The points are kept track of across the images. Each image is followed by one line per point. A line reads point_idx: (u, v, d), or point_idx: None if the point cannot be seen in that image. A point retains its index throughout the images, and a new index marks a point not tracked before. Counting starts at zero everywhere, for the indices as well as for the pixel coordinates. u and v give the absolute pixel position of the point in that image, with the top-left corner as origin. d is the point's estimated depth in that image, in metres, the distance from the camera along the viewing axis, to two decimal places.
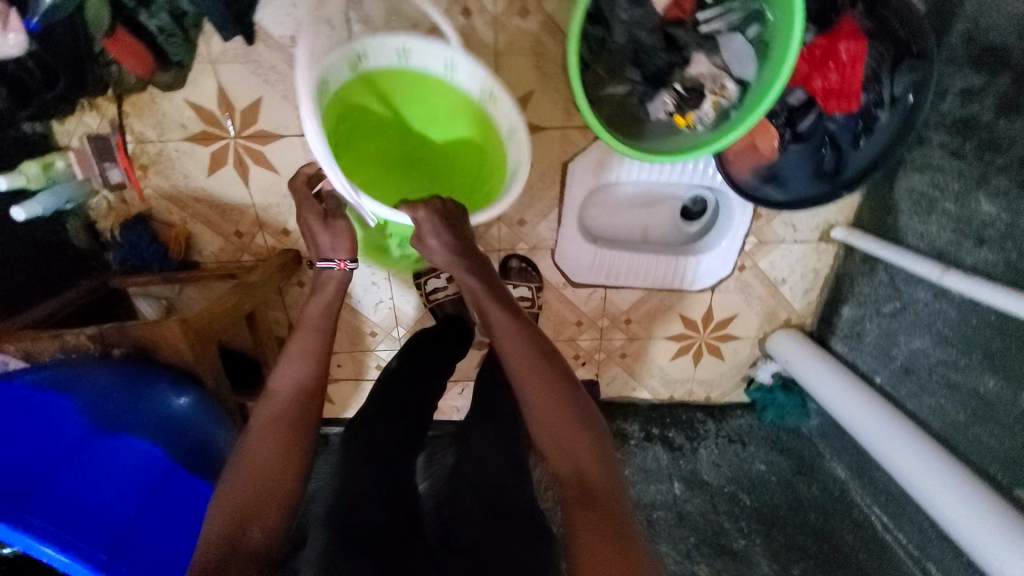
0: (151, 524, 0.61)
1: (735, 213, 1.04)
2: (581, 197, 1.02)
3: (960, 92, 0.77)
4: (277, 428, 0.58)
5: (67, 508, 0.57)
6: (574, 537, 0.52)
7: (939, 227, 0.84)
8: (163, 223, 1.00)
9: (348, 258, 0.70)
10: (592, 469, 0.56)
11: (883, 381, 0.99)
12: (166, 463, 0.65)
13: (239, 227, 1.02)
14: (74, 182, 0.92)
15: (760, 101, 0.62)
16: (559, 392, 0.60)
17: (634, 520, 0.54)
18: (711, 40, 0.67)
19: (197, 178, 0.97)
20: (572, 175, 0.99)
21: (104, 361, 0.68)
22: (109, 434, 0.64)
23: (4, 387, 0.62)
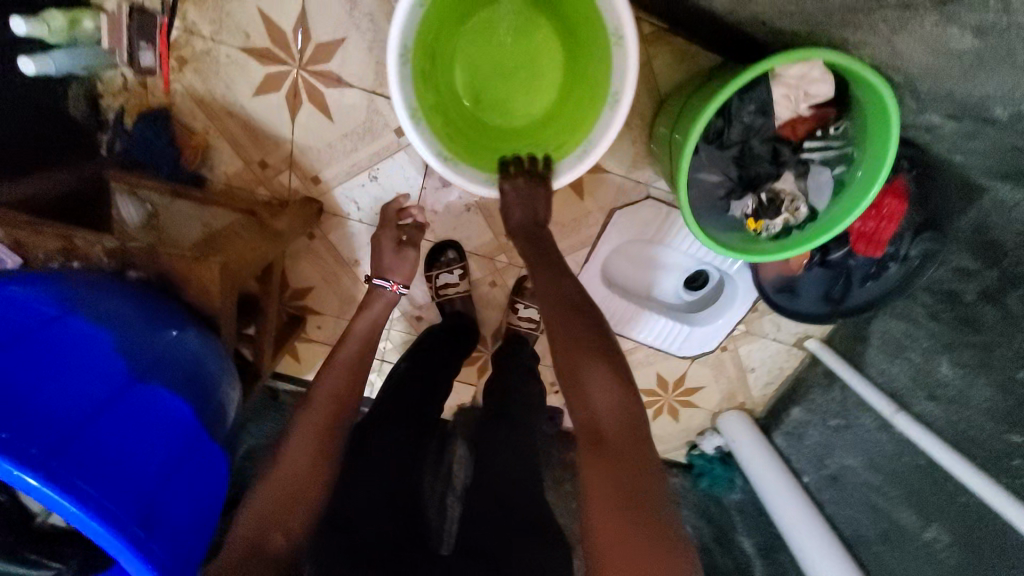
0: (180, 495, 0.51)
1: (738, 296, 1.09)
2: (614, 243, 1.05)
3: (957, 268, 0.86)
4: (312, 434, 0.60)
5: (104, 468, 0.46)
6: (583, 478, 0.50)
7: (899, 370, 0.96)
8: (184, 126, 0.89)
9: (401, 284, 0.81)
10: (606, 416, 0.51)
11: (809, 481, 1.13)
12: (194, 426, 0.55)
13: (266, 157, 0.93)
14: (97, 50, 0.80)
15: (823, 234, 0.70)
16: (585, 340, 0.56)
17: (647, 473, 0.48)
18: (803, 165, 0.72)
19: (240, 92, 0.88)
20: (614, 221, 1.02)
21: (121, 287, 0.59)
22: (142, 385, 0.52)
23: (24, 309, 0.51)
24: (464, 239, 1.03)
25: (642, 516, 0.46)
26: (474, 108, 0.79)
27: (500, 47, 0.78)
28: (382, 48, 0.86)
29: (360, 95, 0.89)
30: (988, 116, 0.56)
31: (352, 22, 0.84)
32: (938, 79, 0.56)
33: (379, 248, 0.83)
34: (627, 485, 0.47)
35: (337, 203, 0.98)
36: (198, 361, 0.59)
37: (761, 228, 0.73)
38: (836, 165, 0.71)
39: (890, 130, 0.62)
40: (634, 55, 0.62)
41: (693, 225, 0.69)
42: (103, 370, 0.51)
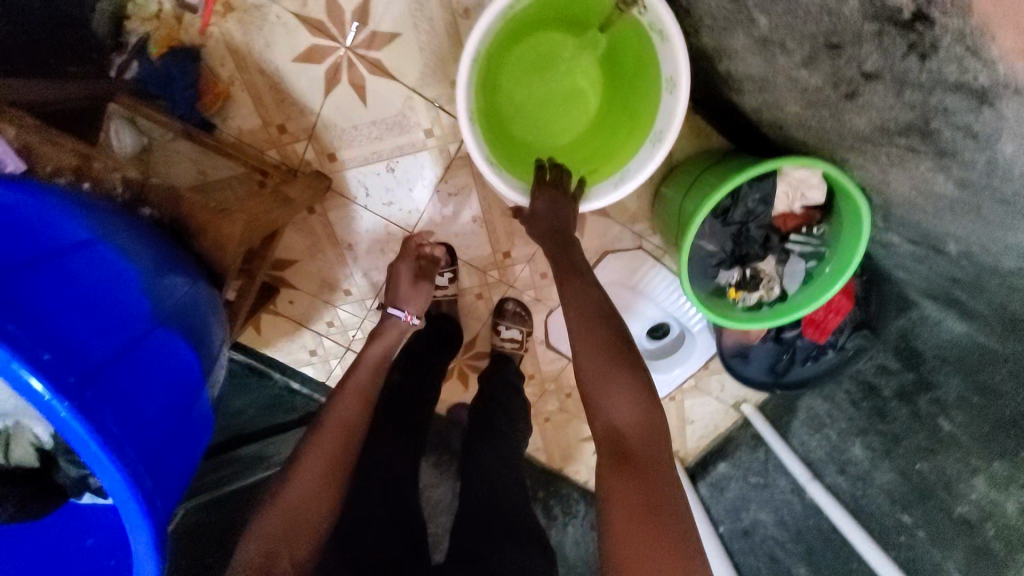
0: (178, 453, 0.51)
1: (695, 352, 1.18)
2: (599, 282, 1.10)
3: (879, 364, 1.01)
4: (322, 462, 0.62)
5: (129, 414, 0.44)
6: (607, 489, 0.55)
7: (817, 444, 1.09)
8: (209, 69, 0.86)
9: (415, 314, 0.85)
10: (630, 426, 0.57)
11: (724, 531, 1.20)
12: (195, 380, 0.54)
13: (287, 122, 0.91)
14: None
15: (789, 316, 0.81)
16: (612, 352, 0.61)
17: (670, 480, 0.55)
18: (784, 253, 0.82)
19: (279, 53, 0.87)
20: (604, 262, 1.08)
21: (135, 224, 0.56)
22: (160, 330, 0.51)
23: (55, 227, 0.46)
24: (461, 247, 1.06)
25: (668, 525, 0.51)
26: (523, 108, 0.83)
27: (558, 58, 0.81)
28: (433, 51, 0.89)
29: (401, 89, 0.91)
30: (937, 248, 0.68)
31: (411, 19, 0.86)
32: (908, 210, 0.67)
33: (396, 277, 0.87)
34: (651, 496, 0.53)
35: (347, 184, 0.98)
36: (202, 316, 0.57)
37: (740, 298, 0.82)
38: (810, 258, 0.82)
39: (861, 239, 0.73)
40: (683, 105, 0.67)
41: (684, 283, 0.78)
42: (123, 306, 0.48)
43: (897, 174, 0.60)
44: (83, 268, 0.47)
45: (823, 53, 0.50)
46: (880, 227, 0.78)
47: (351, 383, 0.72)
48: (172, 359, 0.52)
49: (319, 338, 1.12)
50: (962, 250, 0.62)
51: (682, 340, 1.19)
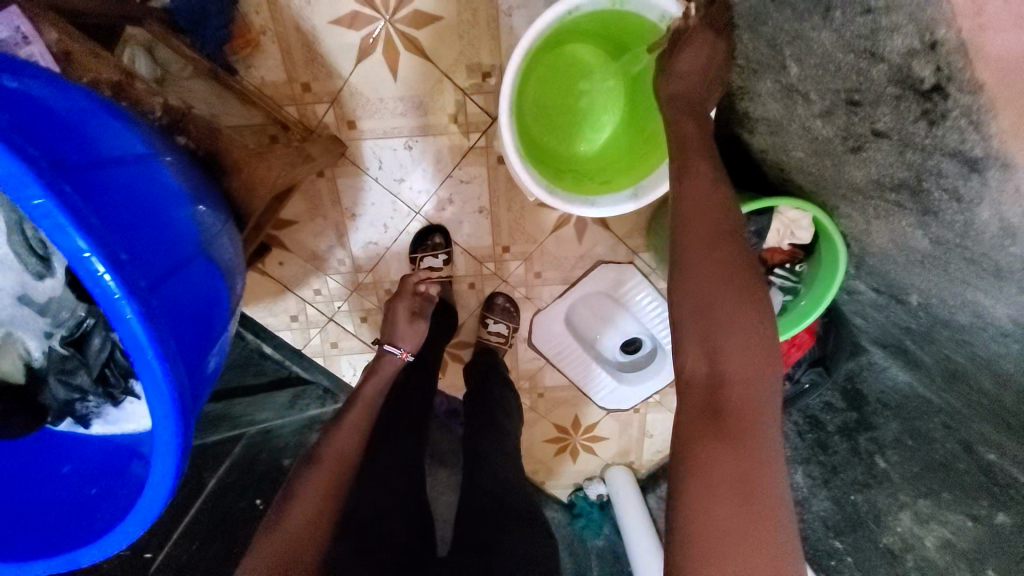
0: (200, 380, 0.51)
1: (664, 368, 1.16)
2: (586, 290, 1.15)
3: None
4: (312, 502, 0.68)
5: (174, 323, 0.45)
6: (694, 436, 0.54)
7: None
8: (242, 15, 0.85)
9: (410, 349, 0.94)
10: (735, 366, 0.55)
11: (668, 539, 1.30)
12: (223, 314, 0.55)
13: (313, 83, 0.91)
14: None
15: None
16: (729, 281, 0.56)
17: (769, 424, 0.55)
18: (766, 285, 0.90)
19: (318, 14, 0.87)
20: (595, 271, 1.13)
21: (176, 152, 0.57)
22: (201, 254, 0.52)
23: (112, 133, 0.47)
24: (463, 236, 1.08)
25: (751, 478, 0.51)
26: (551, 116, 0.86)
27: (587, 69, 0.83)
28: (471, 41, 0.91)
29: (433, 72, 0.92)
30: (900, 298, 0.76)
31: (455, 6, 0.88)
32: (882, 262, 0.74)
33: (395, 313, 0.96)
34: (739, 439, 0.52)
35: (361, 155, 0.98)
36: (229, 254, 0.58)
37: None
38: (787, 291, 0.90)
39: (836, 281, 0.80)
40: None
41: None
42: (180, 230, 0.50)
43: (878, 227, 0.68)
44: (147, 183, 0.48)
45: (840, 109, 0.56)
46: (851, 275, 0.87)
47: (346, 422, 0.78)
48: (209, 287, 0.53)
49: (302, 304, 1.10)
50: (924, 303, 0.70)
51: (653, 355, 1.19)
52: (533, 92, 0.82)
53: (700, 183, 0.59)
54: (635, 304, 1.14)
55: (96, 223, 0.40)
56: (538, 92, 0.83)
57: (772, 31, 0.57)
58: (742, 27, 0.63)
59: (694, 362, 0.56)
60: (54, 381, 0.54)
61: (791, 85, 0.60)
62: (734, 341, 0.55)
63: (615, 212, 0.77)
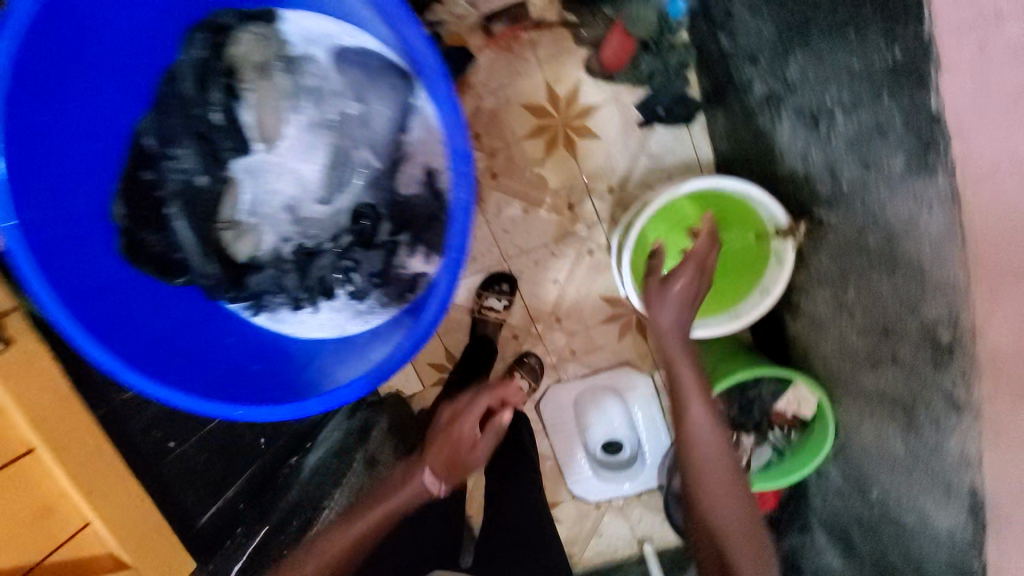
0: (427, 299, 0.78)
1: (639, 476, 1.30)
2: (603, 380, 1.28)
3: None
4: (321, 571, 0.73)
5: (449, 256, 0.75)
6: (699, 543, 0.82)
7: None
8: (462, 70, 1.09)
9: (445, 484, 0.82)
10: (723, 520, 0.80)
11: None
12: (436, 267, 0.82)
13: (483, 135, 1.13)
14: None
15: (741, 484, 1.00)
16: (720, 451, 0.83)
17: (761, 555, 0.78)
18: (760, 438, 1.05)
19: (514, 94, 1.12)
20: (616, 369, 1.27)
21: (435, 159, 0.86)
22: None
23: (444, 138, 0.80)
24: (529, 294, 1.24)
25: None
26: (670, 245, 1.03)
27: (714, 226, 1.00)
28: (609, 160, 1.15)
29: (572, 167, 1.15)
30: (862, 489, 0.94)
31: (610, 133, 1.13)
32: (861, 458, 0.92)
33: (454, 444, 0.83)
34: (727, 560, 0.77)
35: (487, 199, 1.17)
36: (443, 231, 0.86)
37: None
38: (774, 450, 1.04)
39: (816, 458, 0.94)
40: (760, 305, 0.91)
41: None
42: None
43: (868, 426, 0.87)
44: None
45: (875, 333, 0.76)
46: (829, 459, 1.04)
47: (391, 497, 0.80)
48: None
49: None
50: (881, 498, 0.88)
51: (633, 461, 1.31)
52: (663, 222, 1.01)
53: (692, 375, 0.86)
54: (637, 411, 1.28)
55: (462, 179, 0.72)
56: (667, 224, 1.01)
57: (847, 265, 0.78)
58: (823, 251, 0.83)
59: (700, 510, 0.82)
60: (266, 269, 0.86)
61: (847, 302, 0.81)
62: (712, 492, 0.81)
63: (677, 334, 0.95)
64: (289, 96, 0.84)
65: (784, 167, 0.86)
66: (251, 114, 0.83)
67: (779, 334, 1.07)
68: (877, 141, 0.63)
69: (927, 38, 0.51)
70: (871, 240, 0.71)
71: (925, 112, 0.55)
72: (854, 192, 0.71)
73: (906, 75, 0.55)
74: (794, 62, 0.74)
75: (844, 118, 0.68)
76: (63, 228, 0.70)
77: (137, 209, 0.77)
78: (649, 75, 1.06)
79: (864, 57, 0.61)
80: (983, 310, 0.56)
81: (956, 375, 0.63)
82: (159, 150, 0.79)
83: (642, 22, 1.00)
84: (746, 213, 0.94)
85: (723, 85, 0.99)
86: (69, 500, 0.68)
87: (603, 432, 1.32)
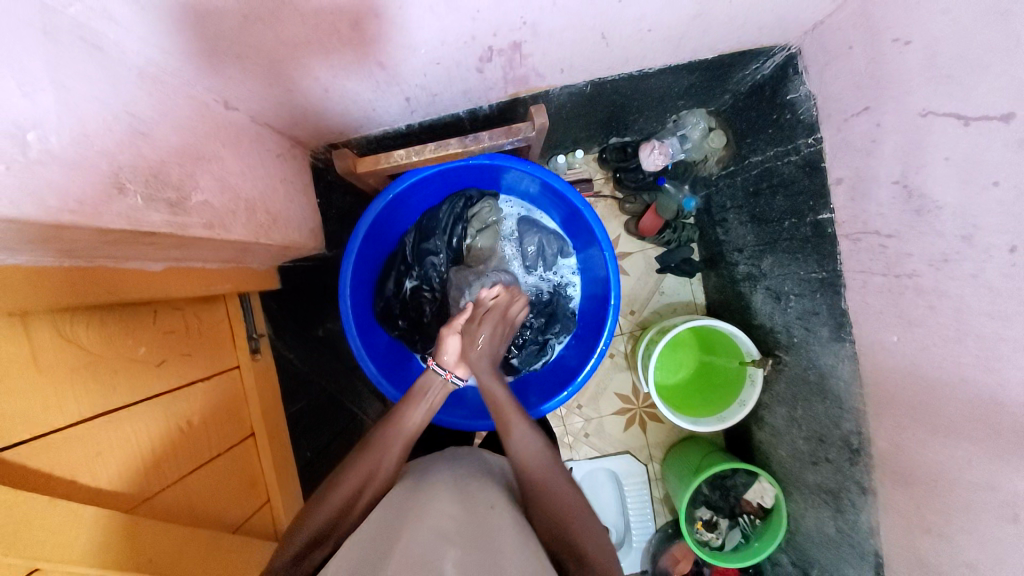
0: (586, 359, 1.04)
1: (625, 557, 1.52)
2: (603, 465, 1.54)
3: None
4: (362, 474, 0.77)
5: (600, 326, 1.04)
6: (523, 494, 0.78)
7: None
8: None
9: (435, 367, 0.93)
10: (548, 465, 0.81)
11: None
12: (588, 338, 1.09)
13: None
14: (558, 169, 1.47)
15: (714, 556, 1.30)
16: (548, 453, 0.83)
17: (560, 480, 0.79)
18: (731, 523, 1.35)
19: None
20: (617, 457, 1.54)
21: (567, 264, 1.18)
22: (596, 305, 1.09)
23: (580, 248, 1.13)
24: None
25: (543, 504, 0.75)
26: (671, 358, 1.45)
27: (710, 351, 1.42)
28: (632, 293, 1.56)
29: None
30: (806, 571, 1.24)
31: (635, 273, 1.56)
32: (804, 540, 1.23)
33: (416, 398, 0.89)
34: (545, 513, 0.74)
35: None
36: (584, 314, 1.14)
37: (699, 529, 1.36)
38: (743, 535, 1.34)
39: (773, 540, 1.23)
40: (737, 415, 1.28)
41: (685, 496, 1.31)
42: (596, 292, 1.10)
43: (809, 515, 1.19)
44: (591, 261, 1.09)
45: (815, 441, 1.13)
46: (779, 548, 1.34)
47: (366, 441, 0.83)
48: (592, 322, 1.09)
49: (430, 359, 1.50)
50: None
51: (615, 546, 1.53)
52: (674, 344, 1.44)
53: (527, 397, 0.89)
54: (630, 496, 1.54)
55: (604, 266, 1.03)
56: (676, 347, 1.45)
57: (795, 392, 1.19)
58: (779, 377, 1.26)
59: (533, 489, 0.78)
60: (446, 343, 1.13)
61: (799, 418, 1.19)
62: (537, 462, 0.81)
63: (672, 418, 1.30)
64: (489, 236, 1.11)
65: (757, 319, 1.31)
66: (465, 245, 1.12)
67: (749, 439, 1.43)
68: (815, 318, 1.08)
69: (840, 272, 0.98)
70: (809, 376, 1.13)
71: (840, 309, 0.99)
72: (802, 345, 1.14)
73: (830, 287, 1.01)
74: (767, 259, 1.22)
75: (796, 301, 1.13)
76: (359, 287, 1.03)
77: (398, 288, 1.11)
78: (670, 239, 1.49)
79: (805, 268, 1.08)
80: (875, 425, 0.95)
81: (866, 470, 0.99)
82: (417, 253, 1.10)
83: (668, 211, 1.42)
84: (730, 345, 1.34)
85: (716, 257, 1.45)
86: (262, 479, 0.95)
87: (597, 512, 1.55)
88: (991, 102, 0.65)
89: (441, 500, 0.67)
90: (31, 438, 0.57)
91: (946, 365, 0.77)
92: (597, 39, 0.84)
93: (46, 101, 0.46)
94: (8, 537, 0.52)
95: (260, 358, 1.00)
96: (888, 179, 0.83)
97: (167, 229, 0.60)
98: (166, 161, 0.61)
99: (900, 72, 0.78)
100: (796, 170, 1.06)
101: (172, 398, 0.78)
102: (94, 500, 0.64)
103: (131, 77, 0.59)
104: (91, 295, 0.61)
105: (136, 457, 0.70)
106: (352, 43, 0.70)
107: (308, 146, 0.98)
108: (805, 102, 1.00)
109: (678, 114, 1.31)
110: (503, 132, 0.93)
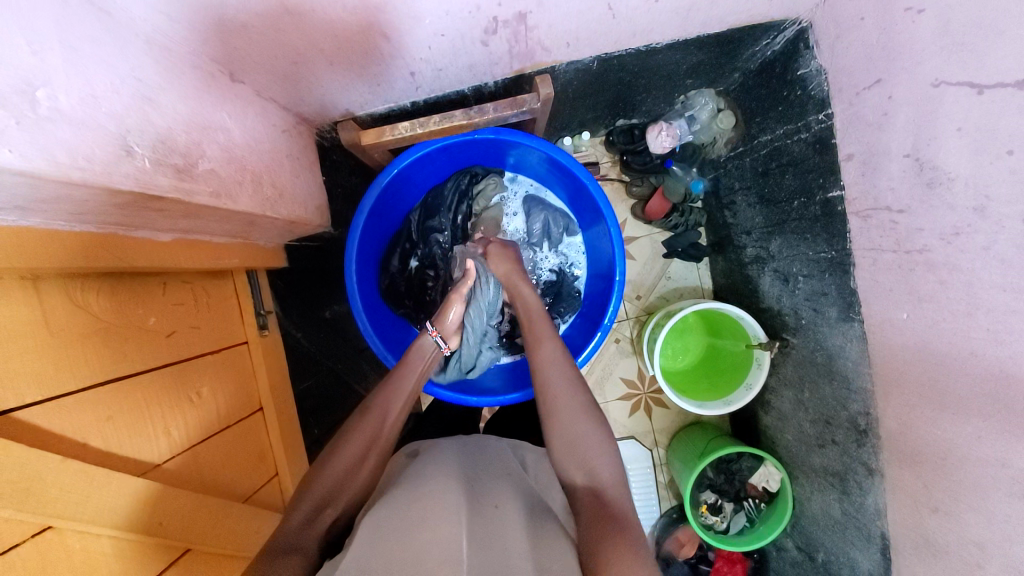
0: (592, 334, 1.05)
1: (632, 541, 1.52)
2: (610, 450, 1.54)
3: None
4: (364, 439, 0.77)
5: (605, 301, 1.04)
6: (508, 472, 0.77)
7: None
8: None
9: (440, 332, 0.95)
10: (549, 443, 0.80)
11: None
12: (594, 315, 1.09)
13: None
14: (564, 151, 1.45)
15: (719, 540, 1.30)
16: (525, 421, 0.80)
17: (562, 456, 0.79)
18: (736, 508, 1.36)
19: None
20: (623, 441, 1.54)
21: (573, 242, 1.17)
22: (602, 280, 1.09)
23: (585, 226, 1.14)
24: None
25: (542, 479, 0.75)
26: (677, 341, 1.44)
27: (717, 335, 1.41)
28: (639, 278, 1.55)
29: None
30: (811, 555, 1.24)
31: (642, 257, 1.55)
32: (810, 524, 1.22)
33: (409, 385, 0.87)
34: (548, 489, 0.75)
35: None
36: (590, 291, 1.14)
37: (704, 512, 1.35)
38: (748, 518, 1.34)
39: (778, 525, 1.23)
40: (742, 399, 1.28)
41: (689, 480, 1.31)
42: (601, 267, 1.10)
43: (815, 500, 1.19)
44: (596, 236, 1.09)
45: (822, 423, 1.12)
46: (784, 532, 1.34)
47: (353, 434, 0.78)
48: (598, 298, 1.09)
49: None
50: (825, 559, 1.18)
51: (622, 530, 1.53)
52: (680, 326, 1.43)
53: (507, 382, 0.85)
54: (636, 480, 1.54)
55: (608, 238, 1.02)
56: (682, 329, 1.44)
57: (802, 374, 1.18)
58: (786, 360, 1.25)
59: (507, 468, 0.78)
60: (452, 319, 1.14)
61: (806, 400, 1.18)
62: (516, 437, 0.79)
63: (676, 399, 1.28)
64: (494, 214, 1.12)
65: (765, 302, 1.30)
66: (471, 222, 1.12)
67: (755, 424, 1.43)
68: (823, 299, 1.07)
69: (850, 251, 0.97)
70: (815, 357, 1.12)
71: (850, 288, 0.98)
72: (810, 327, 1.12)
73: (840, 266, 1.00)
74: (775, 241, 1.20)
75: (805, 282, 1.11)
76: (365, 263, 1.04)
77: (404, 265, 1.12)
78: (678, 223, 1.47)
79: (814, 248, 1.07)
80: (882, 404, 0.94)
81: (873, 451, 0.98)
82: (422, 232, 1.11)
83: (676, 193, 1.39)
84: (737, 329, 1.33)
85: (724, 241, 1.43)
86: (269, 454, 0.97)
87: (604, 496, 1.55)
88: (1006, 69, 0.63)
89: (448, 496, 0.66)
90: (43, 399, 0.58)
91: (956, 340, 0.76)
92: (602, 10, 0.83)
93: (54, 61, 0.46)
94: (25, 490, 0.53)
95: (267, 335, 1.01)
96: (899, 153, 0.82)
97: (176, 194, 0.61)
98: (173, 129, 0.61)
99: (913, 41, 0.77)
100: (806, 147, 1.04)
101: (182, 369, 0.79)
102: (107, 463, 0.66)
103: (138, 43, 0.59)
104: (105, 261, 0.62)
105: (148, 423, 0.72)
106: (357, 15, 0.69)
107: (314, 123, 0.98)
108: (816, 78, 0.99)
109: (686, 94, 1.28)
110: (507, 105, 0.92)
